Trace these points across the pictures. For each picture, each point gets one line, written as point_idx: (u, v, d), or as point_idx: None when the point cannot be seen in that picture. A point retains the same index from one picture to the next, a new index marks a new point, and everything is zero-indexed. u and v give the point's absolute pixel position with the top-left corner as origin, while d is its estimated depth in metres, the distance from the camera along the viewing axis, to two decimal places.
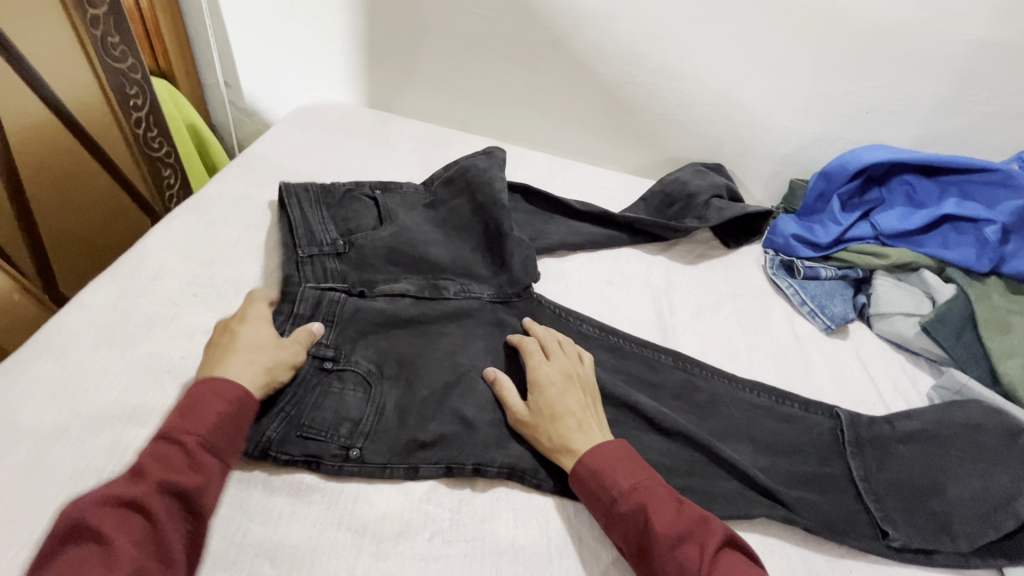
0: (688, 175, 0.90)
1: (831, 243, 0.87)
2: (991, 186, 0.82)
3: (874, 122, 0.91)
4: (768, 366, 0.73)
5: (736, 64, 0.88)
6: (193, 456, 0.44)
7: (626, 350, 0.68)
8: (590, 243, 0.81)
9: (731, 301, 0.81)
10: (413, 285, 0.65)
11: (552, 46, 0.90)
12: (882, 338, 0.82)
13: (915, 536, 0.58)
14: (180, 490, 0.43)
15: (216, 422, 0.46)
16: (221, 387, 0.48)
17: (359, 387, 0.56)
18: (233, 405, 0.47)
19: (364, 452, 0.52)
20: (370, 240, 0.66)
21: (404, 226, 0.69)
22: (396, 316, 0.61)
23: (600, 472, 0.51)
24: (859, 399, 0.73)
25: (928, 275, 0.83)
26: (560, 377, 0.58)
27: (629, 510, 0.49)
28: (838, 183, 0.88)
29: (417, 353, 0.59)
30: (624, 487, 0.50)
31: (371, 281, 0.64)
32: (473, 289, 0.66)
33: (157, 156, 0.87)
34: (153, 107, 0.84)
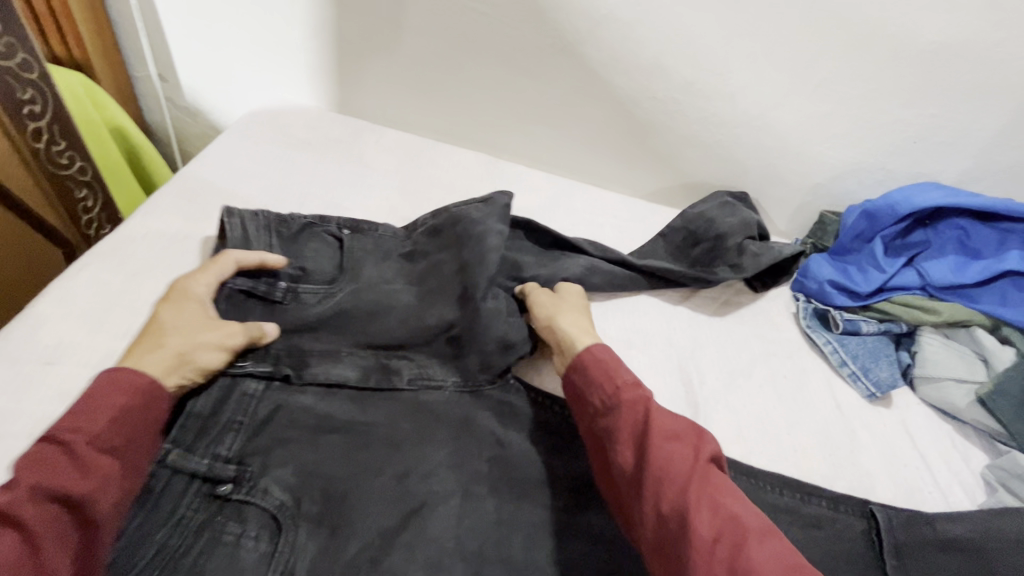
0: (715, 210, 0.79)
1: (872, 292, 0.76)
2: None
3: (922, 152, 0.79)
4: (808, 447, 0.64)
5: (775, 82, 0.76)
6: (79, 456, 0.41)
7: None
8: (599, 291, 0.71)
9: (764, 364, 0.71)
10: (356, 370, 0.56)
11: (563, 52, 0.77)
12: (927, 404, 0.72)
13: None
14: (68, 496, 0.39)
15: (112, 417, 0.43)
16: (115, 378, 0.44)
17: (263, 533, 0.46)
18: (131, 397, 0.44)
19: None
20: (317, 301, 0.57)
21: (364, 285, 0.59)
22: (323, 419, 0.53)
23: (606, 363, 0.54)
24: (912, 489, 0.63)
25: (981, 333, 0.71)
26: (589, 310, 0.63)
27: (630, 400, 0.51)
28: (883, 224, 0.76)
29: (348, 483, 0.50)
30: (628, 381, 0.52)
31: (302, 360, 0.55)
32: (432, 374, 0.57)
33: (68, 174, 0.70)
34: (58, 115, 0.66)
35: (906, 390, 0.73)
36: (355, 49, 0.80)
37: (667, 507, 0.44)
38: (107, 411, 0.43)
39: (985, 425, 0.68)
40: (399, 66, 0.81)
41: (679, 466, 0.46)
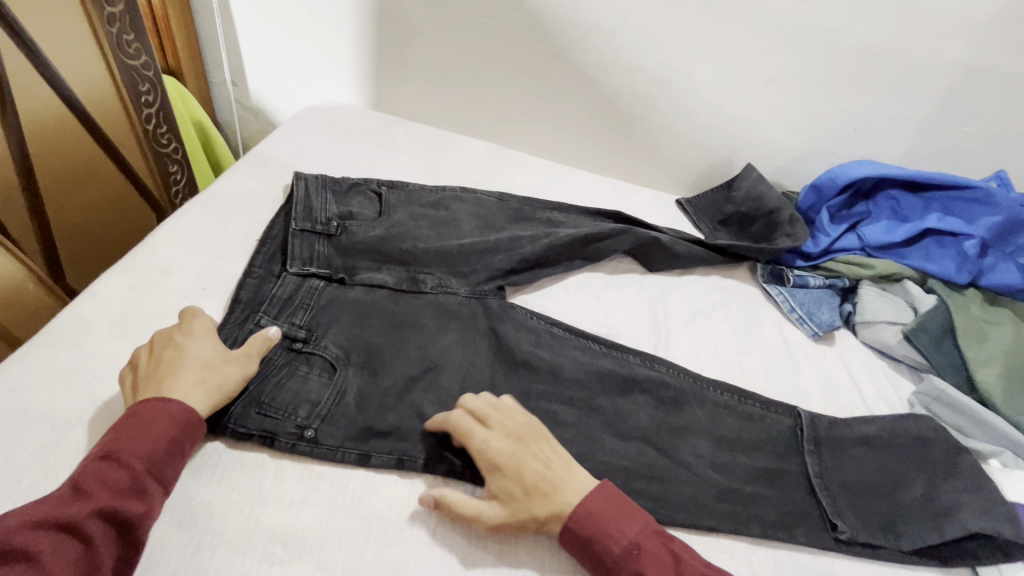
0: (764, 187, 0.94)
1: (820, 253, 0.91)
2: (972, 202, 0.86)
3: (862, 137, 0.94)
4: (757, 369, 0.77)
5: (733, 79, 0.92)
6: (136, 483, 0.46)
7: (596, 348, 0.70)
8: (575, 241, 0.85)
9: (723, 307, 0.85)
10: (392, 277, 0.71)
11: (557, 57, 0.94)
12: (866, 344, 0.85)
13: (864, 531, 0.60)
14: (125, 517, 0.44)
15: (164, 448, 0.48)
16: (162, 414, 0.49)
17: (324, 371, 0.60)
18: (178, 434, 0.49)
19: (318, 434, 0.56)
20: (363, 230, 0.74)
21: (397, 222, 0.77)
22: (367, 306, 0.67)
23: (591, 543, 0.51)
24: (843, 404, 0.76)
25: (911, 285, 0.85)
26: (511, 446, 0.54)
27: (626, 575, 0.50)
28: (827, 197, 0.91)
29: (385, 345, 0.64)
30: (618, 551, 0.51)
31: (352, 268, 0.71)
32: (449, 284, 0.72)
33: (166, 152, 0.89)
34: (164, 105, 0.86)
35: (848, 334, 0.86)
36: (391, 57, 0.99)
37: None
38: (159, 446, 0.48)
39: (912, 359, 0.81)
40: (424, 71, 1.00)
41: None
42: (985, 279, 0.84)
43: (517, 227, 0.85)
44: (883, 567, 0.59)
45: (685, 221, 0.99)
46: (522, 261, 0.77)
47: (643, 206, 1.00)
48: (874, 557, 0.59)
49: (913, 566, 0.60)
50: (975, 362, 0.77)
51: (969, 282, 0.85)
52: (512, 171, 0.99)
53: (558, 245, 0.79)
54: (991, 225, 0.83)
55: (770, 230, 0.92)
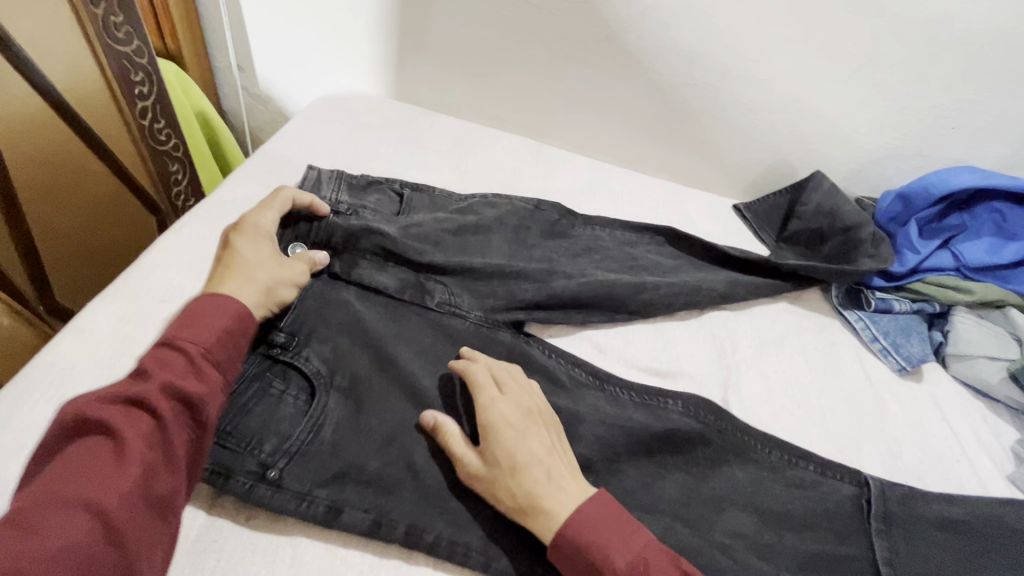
0: (839, 200, 0.80)
1: (906, 273, 0.77)
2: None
3: (956, 139, 0.80)
4: (838, 413, 0.67)
5: (812, 69, 0.78)
6: (194, 363, 0.45)
7: (620, 398, 0.61)
8: (605, 256, 0.76)
9: (795, 336, 0.74)
10: (395, 284, 0.64)
11: (606, 42, 0.82)
12: (959, 381, 0.73)
13: None
14: (190, 397, 0.43)
15: (219, 336, 0.47)
16: (217, 299, 0.49)
17: (301, 396, 0.54)
18: (234, 321, 0.48)
19: (282, 475, 0.49)
20: (373, 222, 0.68)
21: (415, 220, 0.70)
22: (365, 322, 0.60)
23: (589, 550, 0.46)
24: (940, 456, 0.65)
25: (1015, 313, 0.72)
26: (516, 416, 0.52)
27: None
28: (918, 207, 0.78)
29: (376, 373, 0.57)
30: (621, 566, 0.45)
31: (352, 263, 0.64)
32: (459, 304, 0.65)
33: (164, 150, 0.86)
34: (160, 96, 0.81)
35: (936, 379, 0.73)
36: (413, 41, 0.90)
37: None
38: (219, 329, 0.47)
39: (1016, 401, 0.69)
40: (448, 52, 0.89)
41: None
42: None
43: (552, 243, 0.75)
44: None
45: (744, 231, 0.88)
46: (551, 298, 0.65)
47: (693, 214, 0.89)
48: None
49: None
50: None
51: None
52: (546, 172, 0.89)
53: (595, 280, 0.68)
54: None
55: (846, 249, 0.79)
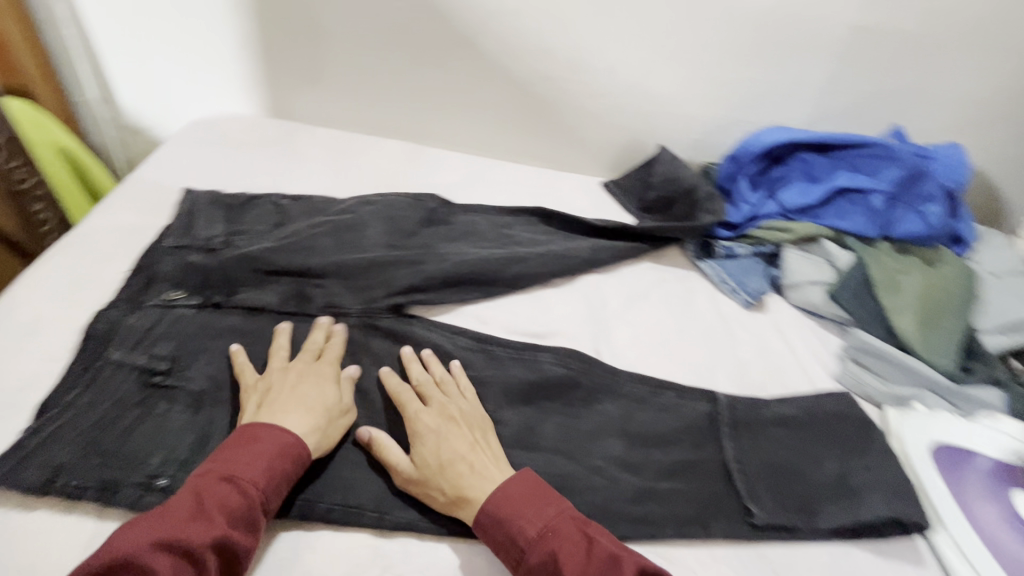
0: (679, 167, 0.92)
1: (743, 221, 0.90)
2: (875, 156, 0.84)
3: (769, 106, 0.94)
4: (695, 345, 0.77)
5: (642, 55, 0.89)
6: (250, 510, 0.47)
7: (499, 356, 0.68)
8: (484, 240, 0.83)
9: (659, 288, 0.84)
10: (277, 296, 0.67)
11: (461, 46, 0.89)
12: (795, 306, 0.86)
13: (780, 514, 0.59)
14: (236, 547, 0.45)
15: (275, 478, 0.49)
16: (283, 438, 0.51)
17: (188, 408, 0.56)
18: (292, 461, 0.50)
19: (171, 482, 0.51)
20: (252, 242, 0.71)
21: (295, 231, 0.73)
22: (246, 332, 0.63)
23: (505, 522, 0.50)
24: (780, 369, 0.76)
25: (828, 244, 0.86)
26: (441, 422, 0.57)
27: (539, 561, 0.48)
28: (745, 164, 0.90)
29: None
30: (532, 535, 0.49)
31: (231, 289, 0.66)
32: (340, 300, 0.68)
33: (26, 189, 0.87)
34: (11, 137, 0.84)
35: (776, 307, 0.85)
36: (281, 60, 0.93)
37: None
38: (277, 471, 0.49)
39: (837, 315, 0.83)
40: (316, 67, 0.93)
41: None
42: (895, 231, 0.84)
43: (430, 230, 0.81)
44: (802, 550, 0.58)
45: (612, 204, 0.98)
46: (426, 279, 0.71)
47: (565, 194, 0.98)
48: (791, 540, 0.58)
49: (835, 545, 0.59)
50: (893, 311, 0.78)
51: (879, 235, 0.85)
52: (427, 171, 0.95)
53: (469, 261, 0.74)
54: (895, 178, 0.83)
55: (690, 208, 0.90)
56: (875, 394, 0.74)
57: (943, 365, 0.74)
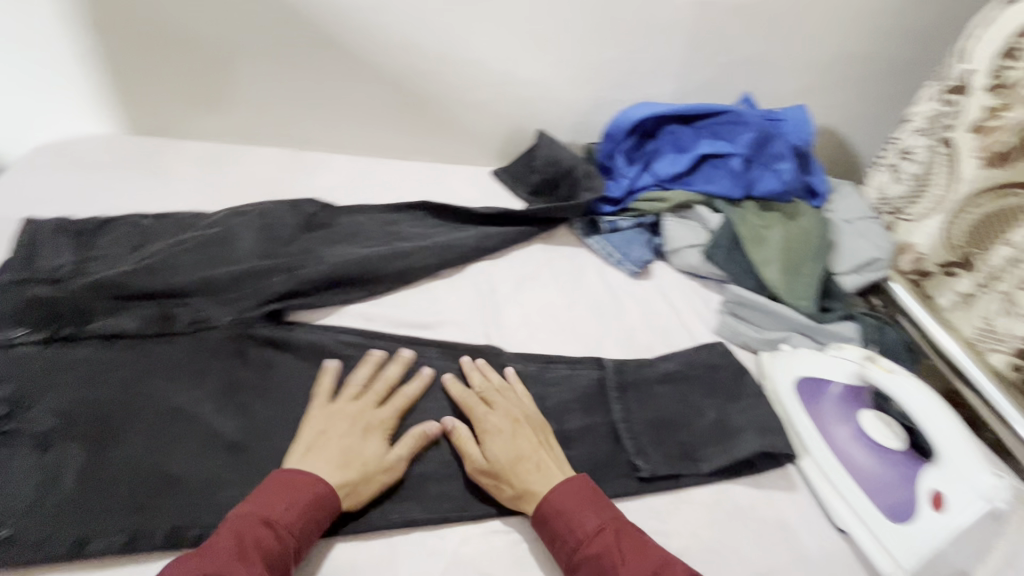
0: (558, 149, 0.95)
1: (624, 195, 0.94)
2: (731, 122, 0.90)
3: (638, 84, 0.99)
4: (585, 317, 0.80)
5: (508, 43, 0.92)
6: (285, 554, 0.48)
7: (388, 350, 0.68)
8: (371, 239, 0.82)
9: (548, 268, 0.87)
10: (136, 320, 0.63)
11: (326, 46, 0.88)
12: (679, 271, 0.91)
13: (664, 464, 0.62)
14: None
15: (308, 517, 0.50)
16: (315, 484, 0.52)
17: (34, 451, 0.52)
18: (322, 503, 0.51)
19: (14, 531, 0.48)
20: (108, 267, 0.67)
21: (157, 250, 0.69)
22: (101, 361, 0.59)
23: (565, 514, 0.54)
24: (664, 329, 0.81)
25: (702, 209, 0.91)
26: (506, 422, 0.60)
27: (593, 552, 0.51)
28: (619, 141, 0.95)
29: (121, 404, 0.56)
30: (590, 529, 0.52)
31: (84, 317, 0.61)
32: (209, 315, 0.65)
33: None
34: None
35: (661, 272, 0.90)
36: (133, 73, 0.87)
37: None
38: (311, 521, 0.50)
39: (715, 274, 0.88)
40: (174, 78, 0.88)
41: None
42: (757, 189, 0.91)
43: (311, 235, 0.79)
44: (687, 494, 0.62)
45: (503, 191, 1.00)
46: (304, 283, 0.70)
47: (456, 186, 0.99)
48: (676, 487, 0.62)
49: (717, 485, 0.63)
50: (761, 263, 0.84)
51: (745, 194, 0.91)
52: (309, 176, 0.92)
53: (350, 260, 0.73)
54: (749, 140, 0.89)
55: (572, 187, 0.93)
56: (751, 342, 0.80)
57: (805, 307, 0.81)
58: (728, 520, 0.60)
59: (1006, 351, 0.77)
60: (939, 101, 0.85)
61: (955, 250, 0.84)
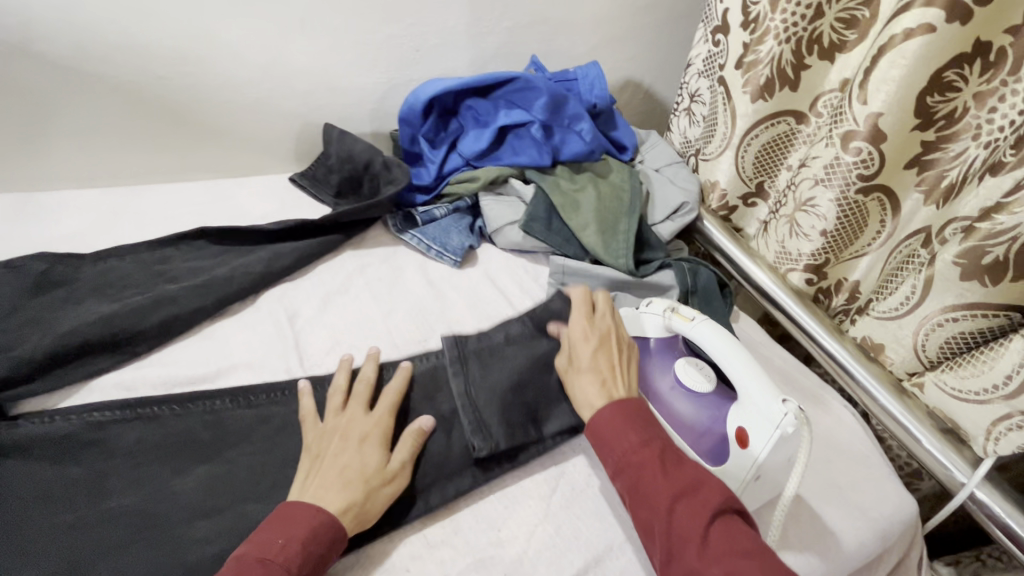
0: (351, 142, 0.86)
1: (436, 181, 0.89)
2: (523, 89, 0.86)
3: (427, 59, 0.91)
4: (405, 324, 0.73)
5: (263, 32, 0.80)
6: None
7: (161, 417, 0.58)
8: (129, 288, 0.68)
9: (359, 277, 0.78)
10: None
11: (17, 60, 0.70)
12: (506, 250, 0.87)
13: (505, 437, 0.60)
14: None
15: (306, 556, 0.47)
16: (314, 518, 0.49)
17: None
18: (323, 541, 0.48)
19: None
20: None
21: None
22: None
23: (612, 427, 0.54)
24: (492, 317, 0.77)
25: (516, 182, 0.88)
26: (594, 335, 0.63)
27: (637, 460, 0.52)
28: (417, 124, 0.87)
29: None
30: (636, 443, 0.53)
31: None
32: None
33: None
34: None
35: (487, 256, 0.86)
36: None
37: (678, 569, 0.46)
38: (313, 557, 0.47)
39: (540, 247, 0.85)
40: None
41: (691, 529, 0.47)
42: (564, 153, 0.89)
43: (39, 299, 0.64)
44: (521, 494, 0.59)
45: (304, 199, 0.89)
46: (22, 364, 0.57)
47: (244, 202, 0.86)
48: (513, 466, 0.60)
49: (554, 454, 0.62)
50: (579, 229, 0.83)
51: (554, 160, 0.89)
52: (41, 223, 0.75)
53: (88, 325, 0.61)
54: (543, 106, 0.85)
55: (376, 183, 0.85)
56: None
57: (624, 265, 0.81)
58: (564, 509, 0.58)
59: (800, 269, 0.82)
60: (711, 41, 0.88)
61: (749, 182, 0.88)
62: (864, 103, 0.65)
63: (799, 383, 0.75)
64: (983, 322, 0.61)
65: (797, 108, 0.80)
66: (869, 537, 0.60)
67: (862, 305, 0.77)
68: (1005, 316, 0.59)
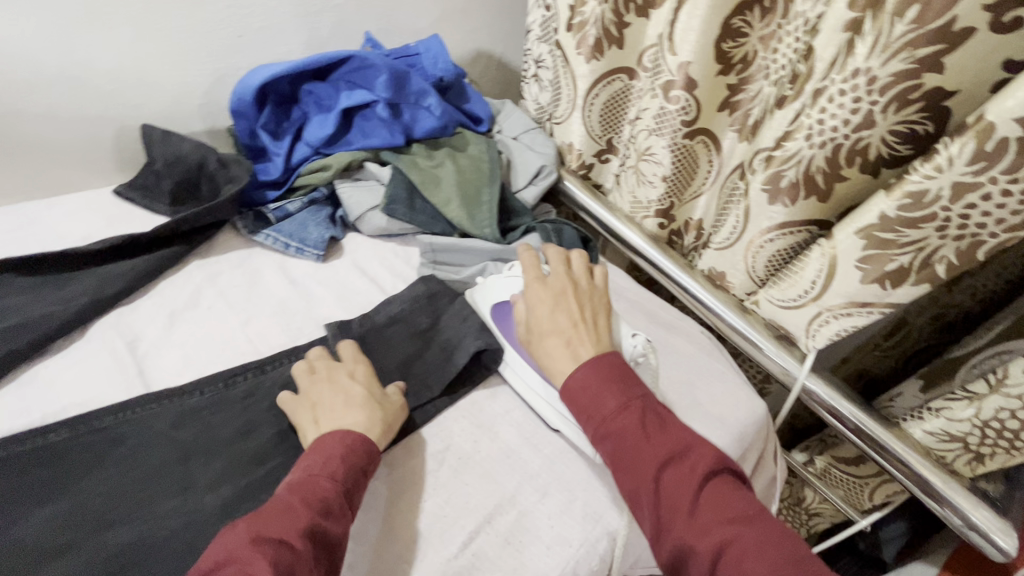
0: (176, 143, 0.78)
1: (286, 173, 0.83)
2: (361, 68, 0.82)
3: (254, 43, 0.85)
4: (267, 327, 0.69)
5: (42, 26, 0.69)
6: (338, 500, 0.50)
7: None
8: None
9: (210, 286, 0.72)
10: None
11: None
12: (373, 236, 0.85)
13: None
14: (331, 536, 0.48)
15: (348, 467, 0.52)
16: (348, 437, 0.54)
17: None
18: (360, 455, 0.54)
19: None
20: None
21: None
22: None
23: (588, 391, 0.57)
24: (361, 305, 0.75)
25: (371, 164, 0.85)
26: (547, 296, 0.66)
27: (616, 428, 0.54)
28: (253, 115, 0.81)
29: None
30: (618, 406, 0.56)
31: None
32: None
33: None
34: None
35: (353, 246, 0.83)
36: None
37: (671, 539, 0.49)
38: (355, 467, 0.53)
39: (405, 228, 0.84)
40: None
41: (682, 491, 0.50)
42: (416, 131, 0.88)
43: None
44: (408, 472, 0.59)
45: (135, 211, 0.80)
46: None
47: (60, 223, 0.76)
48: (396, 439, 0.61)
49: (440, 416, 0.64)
50: (441, 205, 0.83)
51: (407, 138, 0.88)
52: None
53: None
54: (385, 83, 0.83)
55: (212, 184, 0.78)
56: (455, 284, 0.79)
57: (491, 235, 0.82)
58: (453, 477, 0.59)
59: (652, 215, 0.88)
60: (543, 7, 0.90)
61: (599, 140, 0.94)
62: (675, 54, 0.71)
63: (661, 318, 0.82)
64: (794, 238, 0.69)
65: (625, 65, 0.85)
66: (727, 439, 0.68)
67: (707, 239, 0.85)
68: (806, 230, 0.67)
